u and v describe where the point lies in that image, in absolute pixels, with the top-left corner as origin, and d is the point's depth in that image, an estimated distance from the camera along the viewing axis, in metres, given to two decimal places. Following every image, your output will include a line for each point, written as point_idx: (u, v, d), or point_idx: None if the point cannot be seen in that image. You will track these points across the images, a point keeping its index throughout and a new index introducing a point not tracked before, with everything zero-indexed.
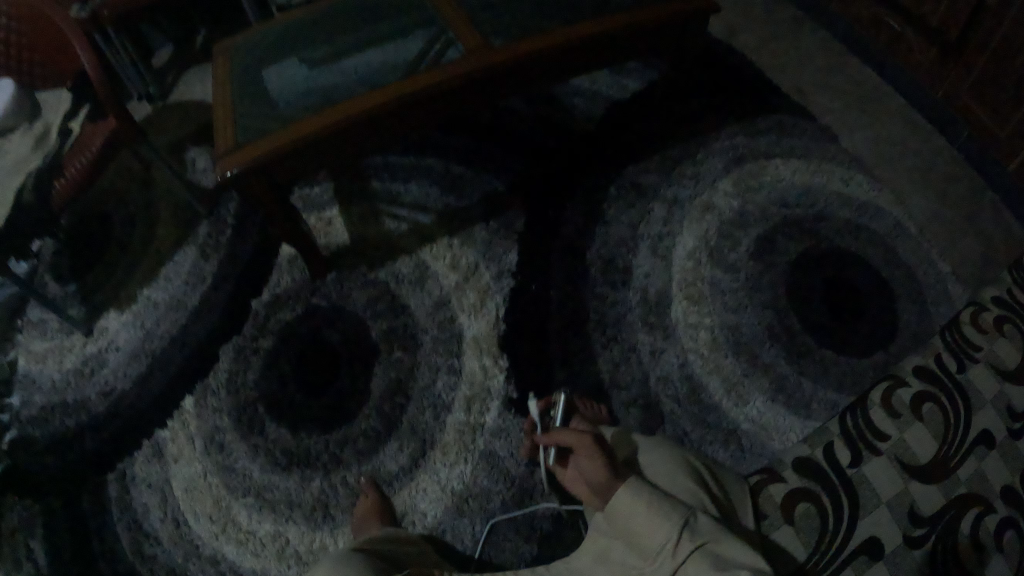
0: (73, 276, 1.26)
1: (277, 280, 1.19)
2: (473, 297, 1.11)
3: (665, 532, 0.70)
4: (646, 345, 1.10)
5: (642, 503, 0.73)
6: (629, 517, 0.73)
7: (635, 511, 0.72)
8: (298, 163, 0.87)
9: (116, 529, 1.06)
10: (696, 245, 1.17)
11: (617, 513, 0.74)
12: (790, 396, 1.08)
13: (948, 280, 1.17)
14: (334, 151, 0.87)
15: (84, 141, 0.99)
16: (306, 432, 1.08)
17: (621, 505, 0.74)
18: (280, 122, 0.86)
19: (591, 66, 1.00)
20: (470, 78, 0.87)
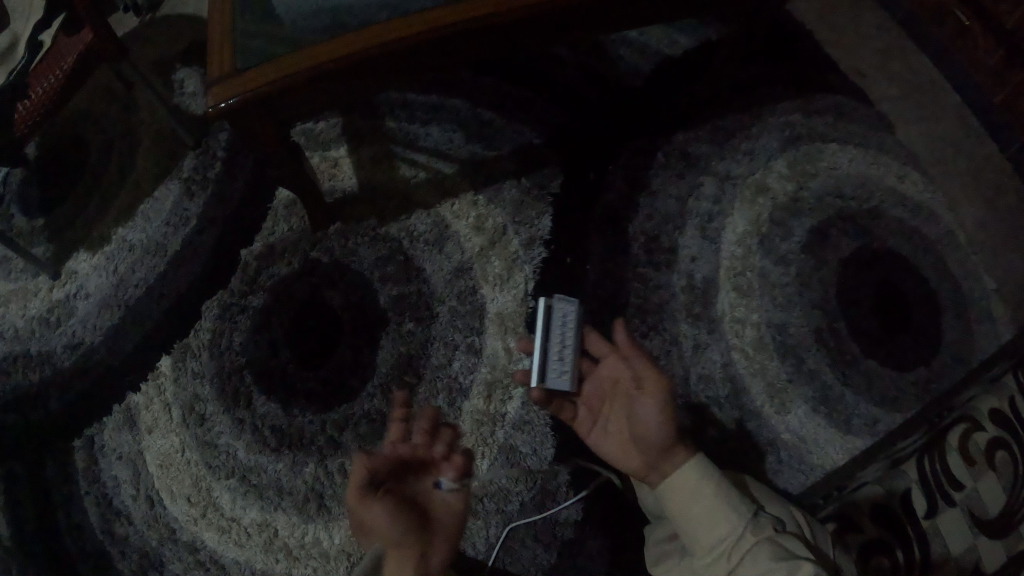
0: (43, 210, 1.17)
1: (274, 228, 1.05)
2: (498, 267, 0.97)
3: (730, 523, 0.62)
4: (688, 338, 0.99)
5: (709, 484, 0.65)
6: (691, 500, 0.65)
7: (699, 493, 0.64)
8: (302, 101, 0.78)
9: (87, 503, 1.03)
10: (748, 230, 1.05)
11: (677, 495, 0.66)
12: (834, 410, 1.01)
13: (995, 301, 1.09)
14: (345, 91, 0.79)
15: (54, 60, 0.91)
16: (299, 410, 0.98)
17: (685, 485, 0.65)
18: (293, 50, 0.75)
19: (654, 19, 0.88)
20: (519, 18, 0.76)
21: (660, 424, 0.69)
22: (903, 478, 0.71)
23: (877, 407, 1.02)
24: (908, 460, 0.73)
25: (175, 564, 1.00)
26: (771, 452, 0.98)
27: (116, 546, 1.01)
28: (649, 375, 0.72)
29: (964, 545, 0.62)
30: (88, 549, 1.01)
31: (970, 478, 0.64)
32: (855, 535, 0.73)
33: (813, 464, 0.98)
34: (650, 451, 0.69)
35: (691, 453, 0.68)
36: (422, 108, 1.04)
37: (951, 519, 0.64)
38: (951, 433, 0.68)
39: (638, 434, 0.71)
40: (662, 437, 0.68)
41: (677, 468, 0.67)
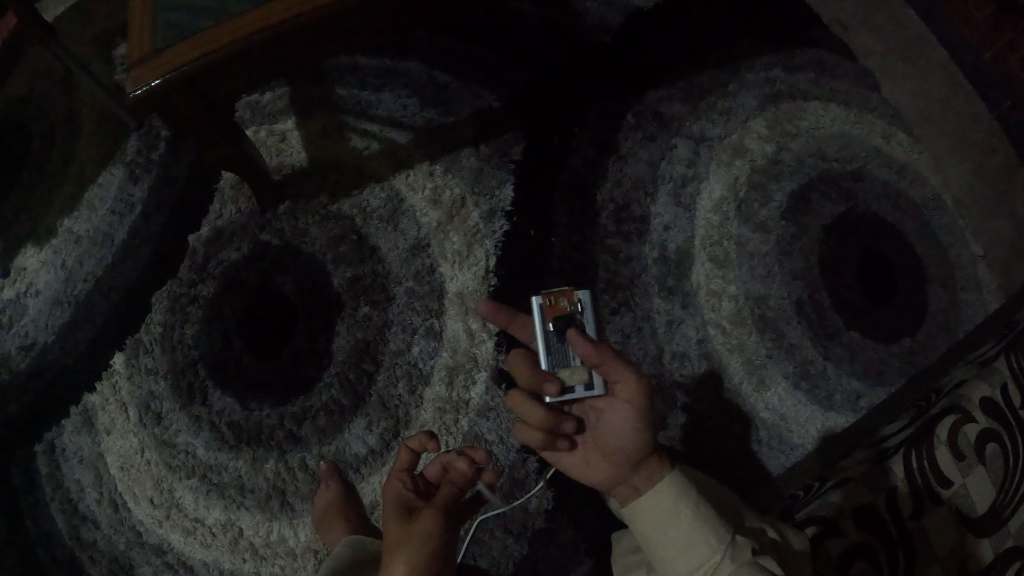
0: None
1: (221, 211, 0.99)
2: (458, 242, 0.91)
3: (706, 546, 0.61)
4: (662, 313, 0.94)
5: (687, 504, 0.63)
6: (667, 523, 0.63)
7: (676, 515, 0.63)
8: (227, 81, 0.71)
9: (50, 509, 0.98)
10: (724, 196, 1.00)
11: (653, 516, 0.64)
12: (813, 384, 0.98)
13: (980, 268, 1.06)
14: (278, 71, 0.73)
15: None
16: (256, 403, 0.93)
17: (661, 505, 0.64)
18: (216, 18, 0.67)
19: None
20: None
21: (638, 432, 0.64)
22: (891, 475, 0.77)
23: (858, 380, 1.00)
24: (895, 455, 0.79)
25: (142, 568, 0.96)
26: (750, 431, 0.96)
27: (84, 553, 0.97)
28: (626, 381, 0.65)
29: (947, 540, 0.70)
30: (55, 558, 0.97)
31: (958, 476, 0.72)
32: (837, 540, 0.76)
33: (794, 441, 0.97)
34: (624, 462, 0.65)
35: (666, 469, 0.65)
36: (374, 74, 0.96)
37: (937, 516, 0.72)
38: (940, 430, 0.76)
39: (611, 444, 0.66)
40: (639, 449, 0.65)
41: (652, 484, 0.65)
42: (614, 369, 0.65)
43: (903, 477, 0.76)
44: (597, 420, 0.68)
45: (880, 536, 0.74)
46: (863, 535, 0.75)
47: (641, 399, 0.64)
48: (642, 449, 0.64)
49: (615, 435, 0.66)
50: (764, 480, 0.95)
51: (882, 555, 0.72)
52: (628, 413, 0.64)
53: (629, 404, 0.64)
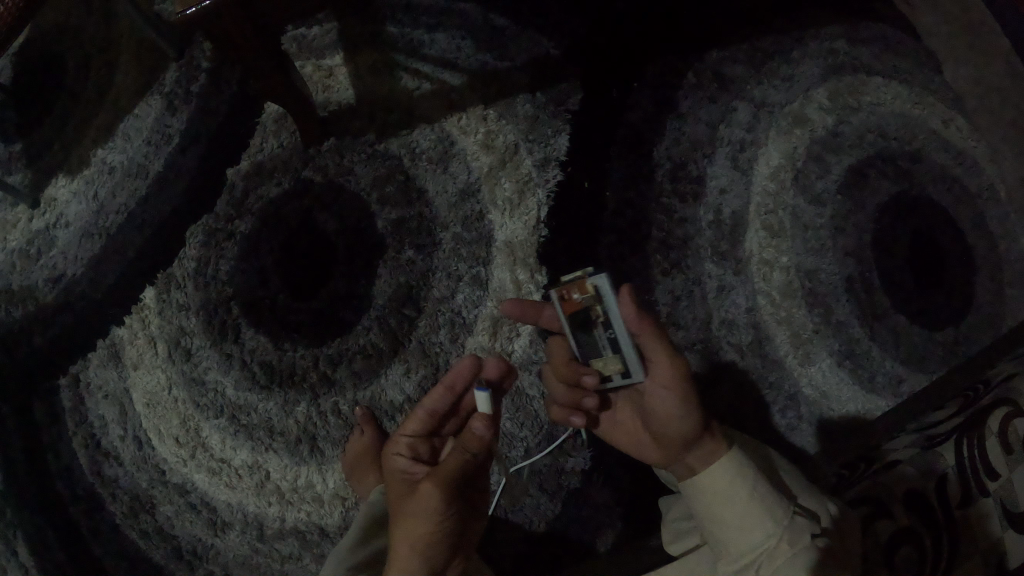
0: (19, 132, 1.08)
1: (262, 147, 0.96)
2: (509, 190, 0.88)
3: (764, 527, 0.60)
4: (712, 278, 0.91)
5: (744, 483, 0.61)
6: (723, 502, 0.62)
7: (732, 493, 0.61)
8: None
9: (73, 443, 0.98)
10: (782, 164, 0.96)
11: (706, 493, 0.63)
12: (860, 363, 0.95)
13: None
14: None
15: None
16: (291, 344, 0.91)
17: (715, 483, 0.62)
18: None
19: None
20: None
21: (684, 413, 0.64)
22: (939, 461, 0.70)
23: (905, 365, 0.97)
24: (946, 442, 0.72)
25: (164, 506, 0.96)
26: (792, 406, 0.93)
27: (108, 488, 0.97)
28: (663, 364, 0.63)
29: (991, 534, 0.63)
30: (79, 490, 0.97)
31: (1006, 469, 0.63)
32: (888, 523, 0.72)
33: (835, 421, 0.94)
34: (676, 444, 0.65)
35: (722, 448, 0.63)
36: (427, 14, 0.92)
37: (986, 509, 0.64)
38: (992, 418, 0.67)
39: (662, 426, 0.66)
40: (688, 431, 0.64)
41: (706, 464, 0.63)
42: (654, 349, 0.64)
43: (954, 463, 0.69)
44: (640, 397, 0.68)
45: (925, 519, 0.68)
46: (912, 519, 0.69)
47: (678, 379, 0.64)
48: (690, 431, 0.64)
49: (661, 416, 0.66)
50: (802, 458, 0.93)
51: (927, 537, 0.67)
52: (668, 394, 0.64)
53: (669, 387, 0.64)
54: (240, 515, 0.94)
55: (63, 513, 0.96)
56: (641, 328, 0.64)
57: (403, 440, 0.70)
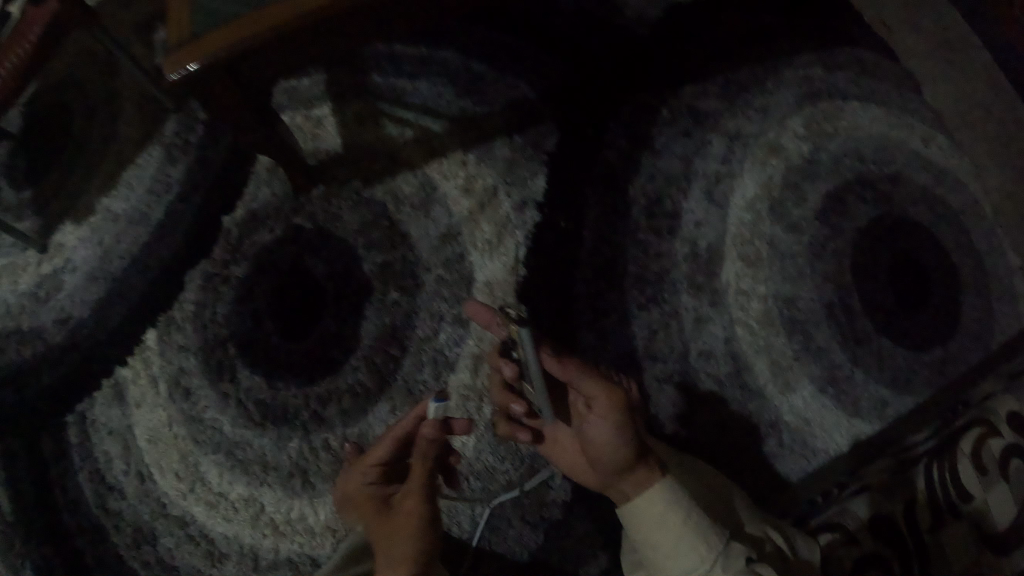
0: (26, 179, 1.13)
1: (256, 194, 1.01)
2: (489, 233, 0.91)
3: (699, 556, 0.61)
4: (690, 309, 0.93)
5: (678, 514, 0.63)
6: (658, 530, 0.63)
7: (665, 523, 0.63)
8: (258, 64, 0.70)
9: (80, 480, 1.01)
10: (757, 195, 0.98)
11: (642, 524, 0.64)
12: (840, 387, 0.96)
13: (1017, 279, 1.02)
14: (309, 54, 0.71)
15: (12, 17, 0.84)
16: (283, 383, 0.94)
17: (649, 512, 0.64)
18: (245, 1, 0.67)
19: None
20: None
21: (618, 442, 0.66)
22: (912, 483, 0.74)
23: (886, 388, 0.98)
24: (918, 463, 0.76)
25: (165, 539, 0.99)
26: (774, 432, 0.94)
27: (110, 521, 1.00)
28: (601, 396, 0.66)
29: (964, 554, 0.69)
30: (85, 526, 1.00)
31: (977, 489, 0.71)
32: (848, 551, 0.70)
33: (816, 445, 0.95)
34: (611, 472, 0.66)
35: (654, 476, 0.65)
36: (410, 62, 0.97)
37: (956, 532, 0.70)
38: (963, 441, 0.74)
39: (597, 454, 0.67)
40: (622, 460, 0.65)
41: (641, 491, 0.65)
42: (586, 382, 0.67)
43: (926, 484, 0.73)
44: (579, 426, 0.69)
45: (893, 541, 0.70)
46: (879, 544, 0.70)
47: (614, 410, 0.66)
48: (622, 460, 0.65)
49: (597, 444, 0.67)
50: (784, 481, 0.94)
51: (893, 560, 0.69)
52: (603, 423, 0.66)
53: (603, 416, 0.66)
54: (237, 548, 0.97)
55: (67, 547, 0.99)
56: (563, 365, 0.66)
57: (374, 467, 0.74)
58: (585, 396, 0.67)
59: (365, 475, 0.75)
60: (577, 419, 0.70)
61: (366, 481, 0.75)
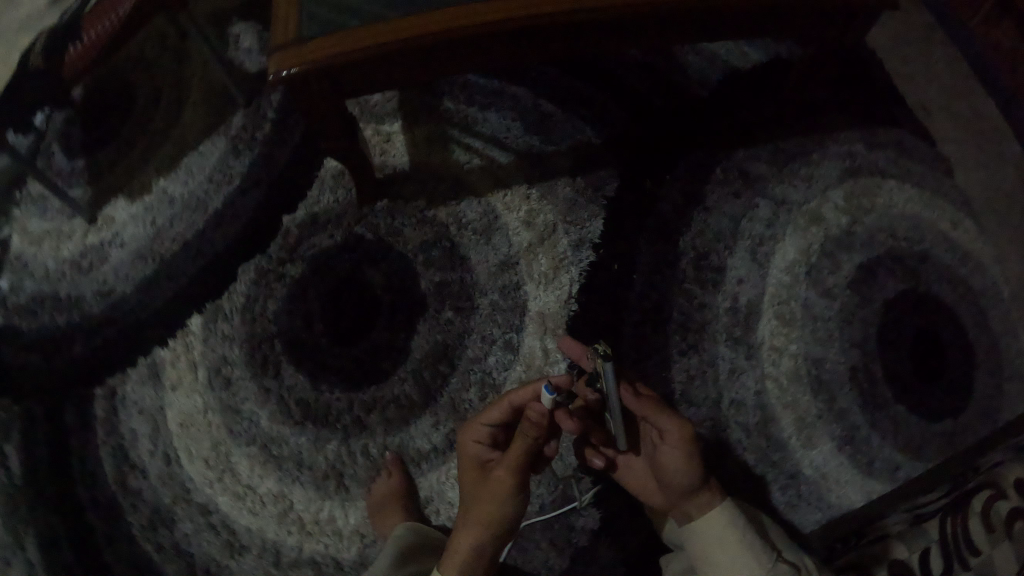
0: (82, 151, 1.17)
1: (318, 200, 1.06)
2: (545, 266, 0.96)
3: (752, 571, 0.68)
4: (725, 360, 0.97)
5: (732, 530, 0.70)
6: (717, 544, 0.70)
7: (716, 533, 0.70)
8: (351, 81, 0.74)
9: (100, 453, 1.04)
10: (797, 258, 1.03)
11: (699, 536, 0.72)
12: (857, 451, 1.00)
13: None
14: (397, 72, 0.74)
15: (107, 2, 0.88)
16: (327, 386, 0.97)
17: (708, 525, 0.71)
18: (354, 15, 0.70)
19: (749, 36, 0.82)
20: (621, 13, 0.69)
21: (686, 468, 0.73)
22: (924, 537, 0.77)
23: (901, 455, 1.01)
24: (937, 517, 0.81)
25: (184, 524, 1.01)
26: (792, 487, 0.98)
27: (128, 499, 1.02)
28: (669, 425, 0.74)
29: None
30: (100, 499, 1.02)
31: (989, 548, 0.70)
32: None
33: (831, 503, 0.99)
34: (679, 494, 0.74)
35: (717, 498, 0.73)
36: (482, 94, 1.02)
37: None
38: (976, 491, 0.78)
39: (664, 477, 0.76)
40: (688, 484, 0.73)
41: (702, 511, 0.72)
42: (659, 416, 0.75)
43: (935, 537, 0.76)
44: (652, 452, 0.78)
45: None
46: None
47: (684, 441, 0.74)
48: (689, 483, 0.73)
49: (665, 469, 0.75)
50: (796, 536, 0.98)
51: None
52: (674, 451, 0.74)
53: (672, 445, 0.75)
54: (257, 540, 0.99)
55: (83, 522, 1.01)
56: (640, 402, 0.76)
57: (482, 430, 0.79)
58: (657, 427, 0.76)
59: (476, 432, 0.79)
60: (650, 447, 0.79)
61: (476, 438, 0.79)
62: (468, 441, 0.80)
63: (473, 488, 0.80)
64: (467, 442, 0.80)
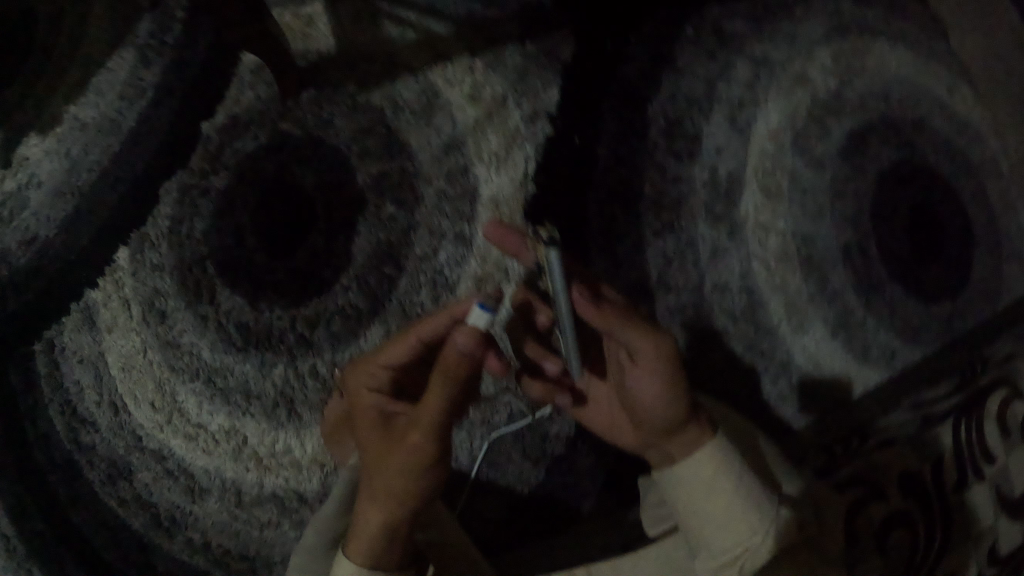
0: None
1: (239, 98, 0.94)
2: (496, 143, 0.85)
3: (743, 518, 0.59)
4: (706, 241, 0.88)
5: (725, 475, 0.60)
6: (707, 495, 0.60)
7: (711, 494, 0.60)
8: None
9: (49, 413, 0.93)
10: (782, 125, 0.92)
11: (689, 489, 0.61)
12: (852, 335, 0.92)
13: None
14: None
15: None
16: (266, 304, 0.88)
17: (694, 472, 0.61)
18: None
19: None
20: None
21: (665, 399, 0.63)
22: None
23: (898, 339, 0.94)
24: (944, 425, 0.82)
25: (142, 474, 0.93)
26: (785, 377, 0.91)
27: (84, 456, 0.93)
28: (644, 348, 0.63)
29: None
30: (57, 459, 0.93)
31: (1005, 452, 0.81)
32: None
33: (826, 391, 0.92)
34: (659, 432, 0.64)
35: (706, 435, 0.61)
36: None
37: (978, 492, 0.79)
38: (994, 402, 0.82)
39: (641, 411, 0.65)
40: (671, 419, 0.62)
41: (687, 453, 0.61)
42: (629, 333, 0.63)
43: None
44: (622, 379, 0.67)
45: None
46: None
47: (661, 363, 0.63)
48: (672, 418, 0.62)
49: (643, 401, 0.65)
50: (788, 432, 0.91)
51: None
52: (652, 377, 0.63)
53: (649, 370, 0.63)
54: (216, 482, 0.92)
55: (34, 485, 0.92)
56: (602, 316, 0.62)
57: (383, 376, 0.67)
58: (628, 348, 0.64)
59: (371, 377, 0.67)
60: (619, 372, 0.67)
61: (372, 384, 0.66)
62: (363, 391, 0.66)
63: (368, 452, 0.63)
64: (360, 391, 0.66)
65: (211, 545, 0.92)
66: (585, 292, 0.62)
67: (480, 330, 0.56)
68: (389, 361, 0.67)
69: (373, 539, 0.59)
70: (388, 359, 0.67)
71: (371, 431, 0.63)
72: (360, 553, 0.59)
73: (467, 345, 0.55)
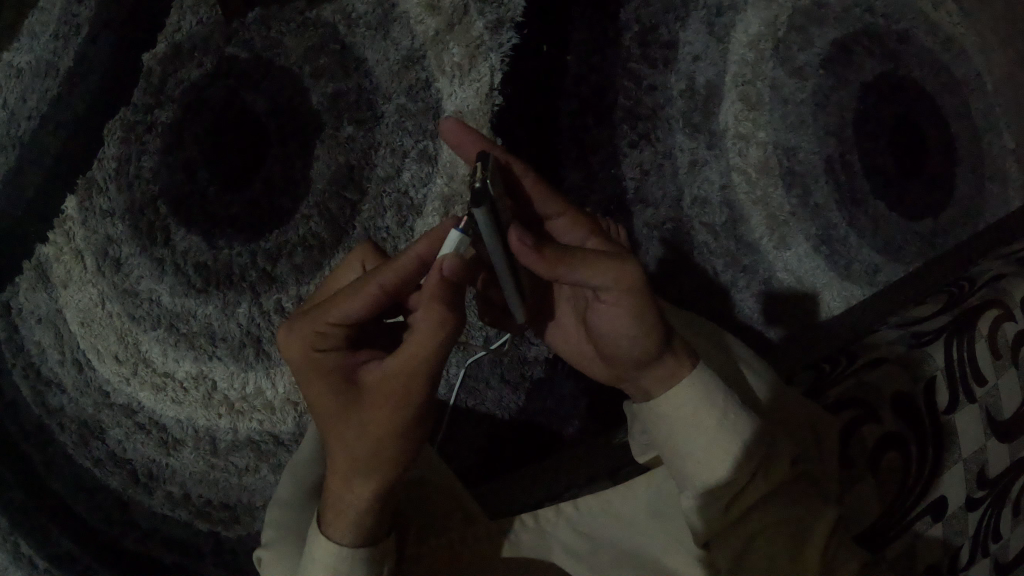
0: None
1: (179, 24, 0.83)
2: (458, 55, 0.82)
3: (730, 453, 0.55)
4: (684, 152, 0.88)
5: (710, 412, 0.56)
6: (693, 434, 0.56)
7: (701, 430, 0.56)
8: None
9: (13, 377, 0.87)
10: (761, 32, 0.88)
11: (671, 429, 0.57)
12: (834, 250, 0.90)
13: (1017, 158, 0.93)
14: None
15: None
16: (224, 241, 0.85)
17: (677, 408, 0.56)
18: None
19: None
20: None
21: (633, 336, 0.56)
22: (928, 364, 0.61)
23: (881, 255, 0.91)
24: (935, 342, 0.62)
25: (114, 432, 0.88)
26: (765, 292, 0.90)
27: (52, 418, 0.88)
28: (609, 287, 0.55)
29: (971, 445, 0.59)
30: (27, 426, 0.88)
31: (993, 374, 0.60)
32: (873, 427, 0.61)
33: (807, 305, 0.90)
34: (631, 364, 0.58)
35: (685, 369, 0.57)
36: None
37: (966, 419, 0.60)
38: (982, 322, 0.61)
39: (608, 347, 0.59)
40: (640, 352, 0.57)
41: (666, 388, 0.57)
42: (583, 276, 0.54)
43: (943, 364, 0.60)
44: (587, 312, 0.61)
45: (914, 428, 0.60)
46: (898, 425, 0.60)
47: (626, 298, 0.55)
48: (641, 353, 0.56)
49: (609, 334, 0.59)
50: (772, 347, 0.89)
51: (913, 447, 0.59)
52: (618, 314, 0.57)
53: (615, 306, 0.56)
54: (188, 432, 0.88)
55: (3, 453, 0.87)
56: (546, 262, 0.52)
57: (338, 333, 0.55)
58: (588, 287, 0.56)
59: (321, 338, 0.55)
60: (586, 305, 0.61)
61: (325, 345, 0.55)
62: (316, 351, 0.55)
63: (330, 418, 0.54)
64: (309, 355, 0.55)
65: (191, 497, 0.89)
66: (526, 238, 0.51)
67: (463, 257, 0.50)
68: (342, 318, 0.54)
69: (360, 511, 0.52)
70: (341, 315, 0.54)
71: (329, 398, 0.53)
72: (346, 529, 0.53)
73: (455, 272, 0.49)
